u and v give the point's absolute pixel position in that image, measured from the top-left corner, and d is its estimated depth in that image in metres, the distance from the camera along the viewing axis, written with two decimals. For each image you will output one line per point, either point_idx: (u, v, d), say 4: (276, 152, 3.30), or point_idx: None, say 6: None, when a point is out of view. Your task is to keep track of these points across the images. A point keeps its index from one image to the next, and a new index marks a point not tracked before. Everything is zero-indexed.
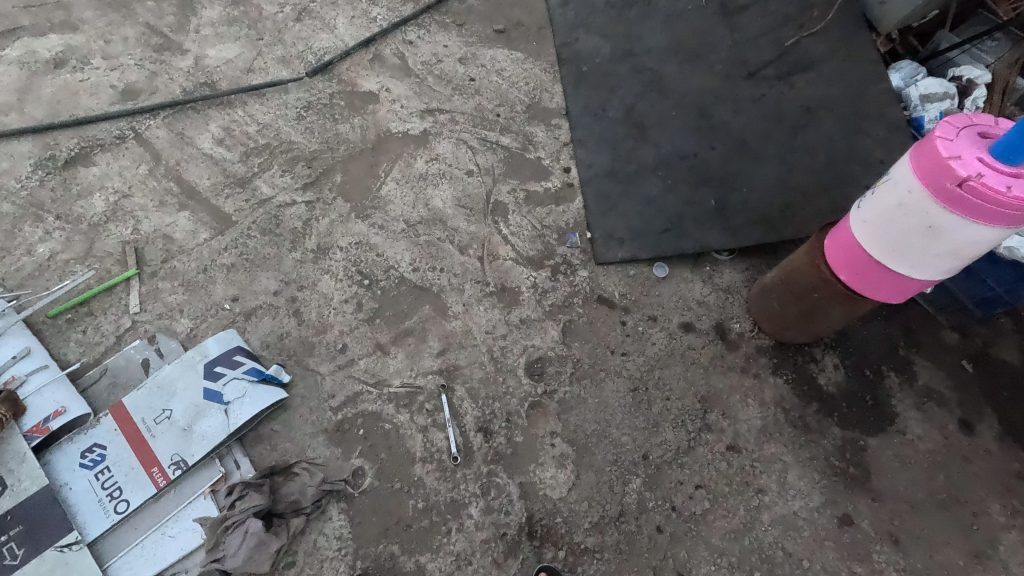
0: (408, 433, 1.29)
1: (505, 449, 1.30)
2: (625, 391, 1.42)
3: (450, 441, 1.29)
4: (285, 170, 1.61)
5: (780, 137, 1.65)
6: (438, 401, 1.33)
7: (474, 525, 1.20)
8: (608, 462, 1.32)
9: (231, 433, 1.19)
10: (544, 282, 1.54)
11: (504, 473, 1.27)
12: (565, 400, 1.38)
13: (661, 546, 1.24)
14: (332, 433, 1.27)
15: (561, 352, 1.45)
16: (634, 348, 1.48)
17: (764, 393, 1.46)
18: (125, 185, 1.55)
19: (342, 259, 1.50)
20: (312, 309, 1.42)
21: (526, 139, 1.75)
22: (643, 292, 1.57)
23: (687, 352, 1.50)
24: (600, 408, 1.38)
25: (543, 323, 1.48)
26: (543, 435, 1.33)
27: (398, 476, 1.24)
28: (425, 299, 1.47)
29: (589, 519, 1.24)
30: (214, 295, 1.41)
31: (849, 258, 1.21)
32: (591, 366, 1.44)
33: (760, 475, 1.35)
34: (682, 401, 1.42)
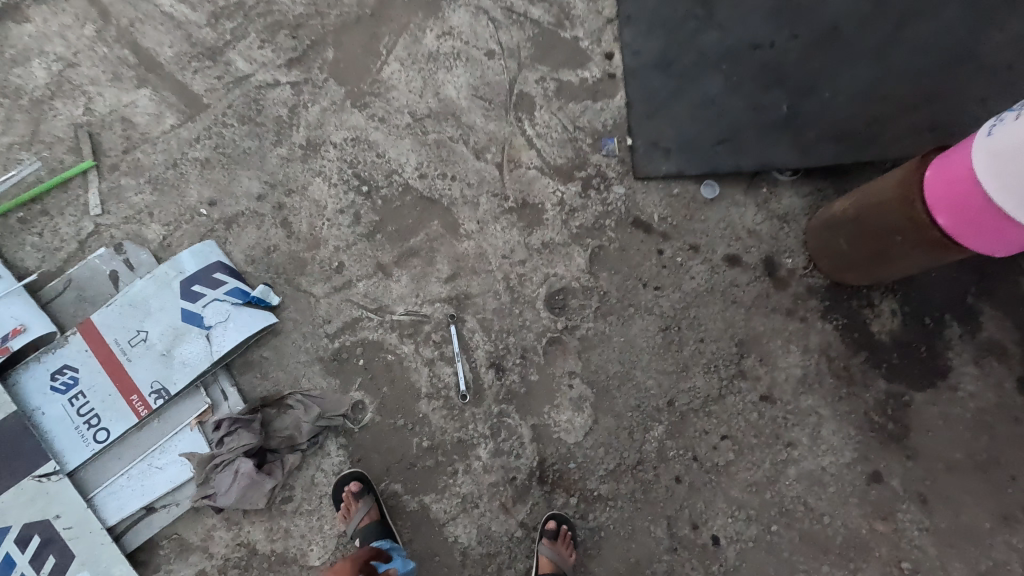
0: (412, 366, 1.17)
1: (518, 388, 1.18)
2: (654, 331, 1.26)
3: (460, 378, 1.16)
4: (264, 40, 1.30)
5: (885, 24, 1.30)
6: (446, 333, 1.19)
7: (482, 468, 1.13)
8: (629, 407, 1.21)
9: (216, 361, 1.07)
10: (572, 199, 1.32)
11: (516, 414, 1.17)
12: (588, 339, 1.24)
13: (677, 496, 1.17)
14: (328, 363, 1.15)
15: (586, 284, 1.27)
16: (669, 282, 1.30)
17: (809, 339, 1.31)
18: (69, 51, 1.26)
19: (336, 158, 1.27)
20: (302, 219, 1.23)
21: (563, 11, 1.39)
22: (687, 216, 1.35)
23: (729, 289, 1.32)
24: (625, 349, 1.24)
25: (569, 249, 1.28)
26: (560, 375, 1.20)
27: (401, 412, 1.14)
28: (434, 213, 1.26)
29: (604, 466, 1.16)
30: (187, 196, 1.21)
31: (955, 198, 0.95)
32: (619, 301, 1.27)
33: (792, 428, 1.25)
34: (717, 344, 1.27)
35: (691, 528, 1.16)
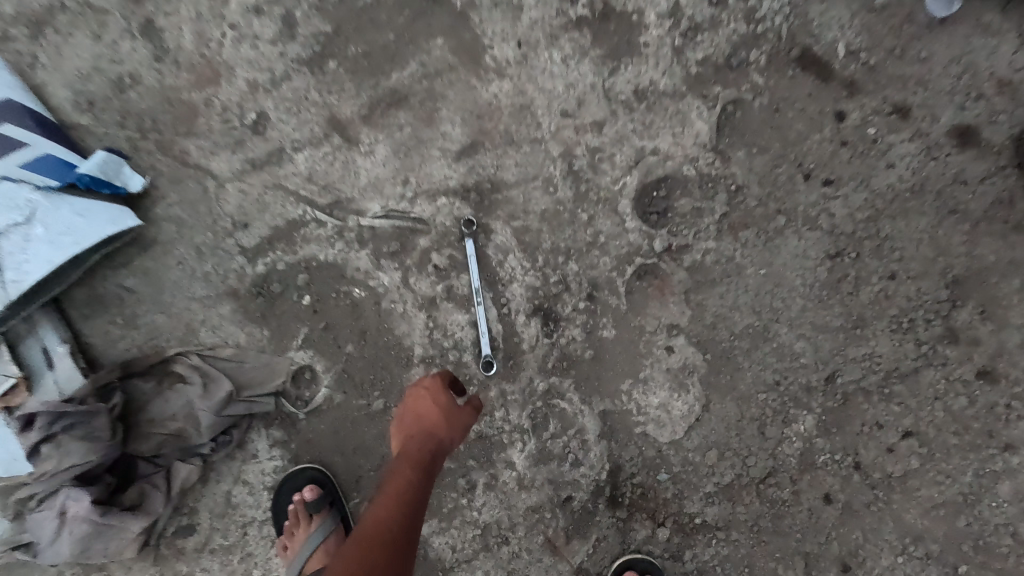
0: (398, 311, 0.66)
1: (580, 352, 0.69)
2: (813, 260, 0.73)
3: (483, 346, 0.66)
4: None
5: None
6: (458, 253, 0.67)
7: (516, 482, 0.67)
8: (763, 386, 0.72)
9: (14, 301, 0.57)
10: (695, 5, 0.70)
11: (574, 395, 0.69)
12: (703, 269, 0.71)
13: (823, 524, 0.73)
14: (247, 301, 0.64)
15: (705, 171, 0.71)
16: (849, 174, 0.74)
17: None
18: None
19: None
20: (179, 26, 0.63)
21: None
22: (897, 49, 0.73)
23: (954, 188, 0.74)
24: (762, 289, 0.72)
25: (681, 105, 0.70)
26: (652, 330, 0.70)
27: (380, 388, 0.66)
28: (434, 20, 0.66)
29: (713, 480, 0.71)
30: None
31: None
32: (759, 204, 0.72)
33: (1016, 422, 0.74)
34: (918, 286, 0.75)
35: (839, 572, 0.74)
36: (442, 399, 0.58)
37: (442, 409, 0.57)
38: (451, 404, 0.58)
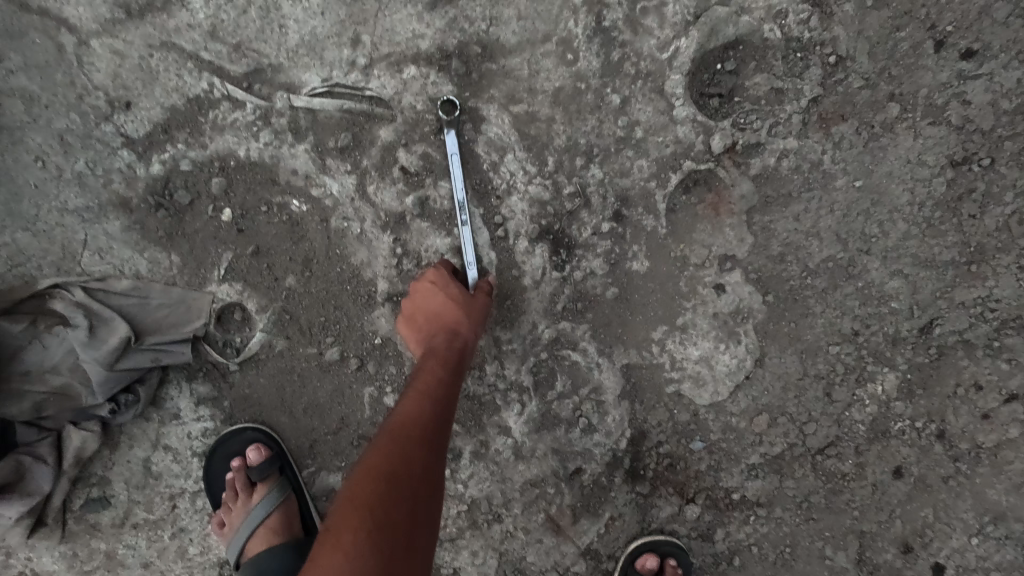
0: (353, 231, 0.48)
1: (600, 290, 0.52)
2: (929, 169, 0.53)
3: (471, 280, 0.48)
4: None
5: None
6: (434, 149, 0.48)
7: (512, 450, 0.53)
8: (836, 336, 0.55)
9: None
10: None
11: (590, 345, 0.53)
12: (775, 179, 0.51)
13: (889, 500, 0.60)
14: (142, 213, 0.47)
15: (791, 33, 0.49)
16: (1001, 41, 0.51)
17: None
18: None
19: None
20: None
21: None
22: None
23: None
24: (853, 208, 0.52)
25: None
26: (698, 261, 0.52)
27: (333, 333, 0.49)
28: None
29: (760, 450, 0.57)
30: None
31: None
32: (863, 86, 0.51)
33: None
34: None
35: (899, 554, 0.61)
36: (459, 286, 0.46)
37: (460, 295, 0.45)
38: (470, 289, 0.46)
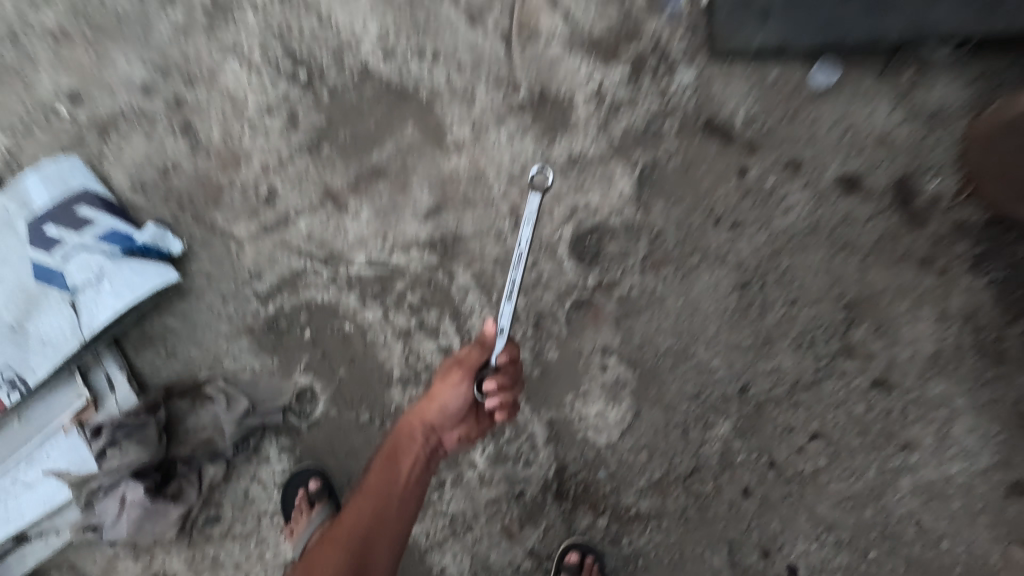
0: (380, 341, 0.82)
1: (531, 371, 0.85)
2: (725, 291, 0.88)
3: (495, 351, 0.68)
4: None
5: None
6: (427, 292, 0.83)
7: (478, 480, 0.82)
8: (685, 396, 0.86)
9: (88, 341, 0.74)
10: (615, 89, 0.87)
11: (525, 406, 0.84)
12: (630, 299, 0.86)
13: (744, 514, 0.86)
14: (261, 335, 0.81)
15: (630, 219, 0.87)
16: (752, 219, 0.89)
17: (949, 300, 0.91)
18: None
19: (256, 29, 0.83)
20: (211, 123, 0.83)
21: None
22: (782, 118, 0.90)
23: (839, 228, 0.90)
24: (681, 316, 0.87)
25: (608, 168, 0.87)
26: (589, 351, 0.85)
27: (366, 403, 0.82)
28: (406, 113, 0.84)
29: (645, 476, 0.85)
30: (40, 91, 0.81)
31: None
32: (676, 246, 0.88)
33: (910, 424, 0.89)
34: (816, 309, 0.89)
35: (760, 557, 0.86)
36: (460, 371, 0.68)
37: (439, 388, 0.69)
38: (471, 371, 0.68)
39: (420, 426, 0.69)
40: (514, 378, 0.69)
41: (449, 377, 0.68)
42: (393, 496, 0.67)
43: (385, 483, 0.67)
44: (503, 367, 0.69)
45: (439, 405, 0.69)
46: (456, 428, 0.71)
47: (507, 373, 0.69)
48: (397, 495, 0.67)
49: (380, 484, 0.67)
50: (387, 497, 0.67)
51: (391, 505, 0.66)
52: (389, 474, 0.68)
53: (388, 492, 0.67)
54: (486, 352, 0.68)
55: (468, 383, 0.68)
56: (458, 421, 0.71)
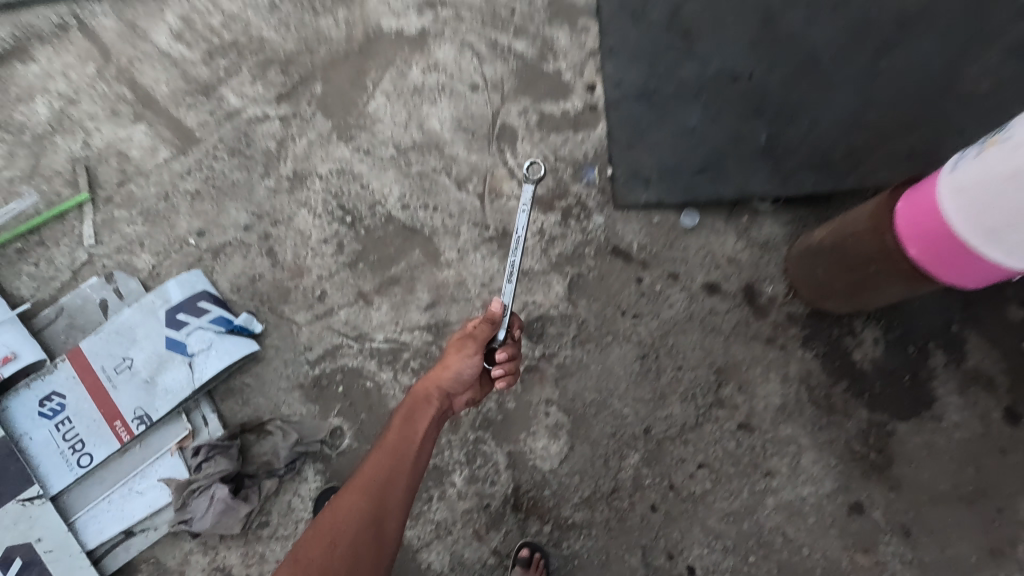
0: (390, 394, 1.18)
1: (495, 416, 1.20)
2: (631, 360, 1.27)
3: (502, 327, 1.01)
4: (256, 77, 1.36)
5: (863, 56, 1.29)
6: (424, 360, 1.21)
7: (457, 494, 1.17)
8: (605, 435, 1.22)
9: (197, 389, 1.10)
10: (552, 228, 1.34)
11: (492, 441, 1.19)
12: (565, 365, 1.25)
13: (653, 525, 1.19)
14: (309, 389, 1.17)
15: (564, 311, 1.29)
16: (648, 311, 1.31)
17: (788, 367, 1.31)
18: (70, 89, 1.32)
19: (321, 190, 1.30)
20: (287, 249, 1.26)
21: (545, 45, 1.43)
22: (666, 245, 1.36)
23: (708, 317, 1.32)
24: (601, 378, 1.25)
25: (548, 278, 1.31)
26: (537, 402, 1.22)
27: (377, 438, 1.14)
28: (415, 242, 1.28)
29: (579, 494, 1.18)
30: (178, 228, 1.25)
31: (924, 232, 0.99)
32: (597, 329, 1.28)
33: (770, 457, 1.25)
34: (696, 373, 1.28)
35: (665, 558, 1.18)
36: (475, 341, 0.99)
37: (456, 357, 0.98)
38: (482, 342, 0.98)
39: (438, 386, 0.99)
40: (515, 352, 1.02)
41: (466, 347, 0.98)
42: (407, 450, 0.92)
43: (402, 440, 0.93)
44: (507, 341, 1.02)
45: (455, 368, 0.98)
46: (465, 393, 1.03)
47: (510, 346, 1.01)
48: (411, 449, 0.92)
49: (399, 439, 0.93)
50: (402, 453, 0.91)
51: (406, 457, 0.91)
52: (407, 431, 0.94)
53: (404, 447, 0.92)
54: (495, 326, 1.00)
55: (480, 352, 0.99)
56: (467, 382, 1.00)
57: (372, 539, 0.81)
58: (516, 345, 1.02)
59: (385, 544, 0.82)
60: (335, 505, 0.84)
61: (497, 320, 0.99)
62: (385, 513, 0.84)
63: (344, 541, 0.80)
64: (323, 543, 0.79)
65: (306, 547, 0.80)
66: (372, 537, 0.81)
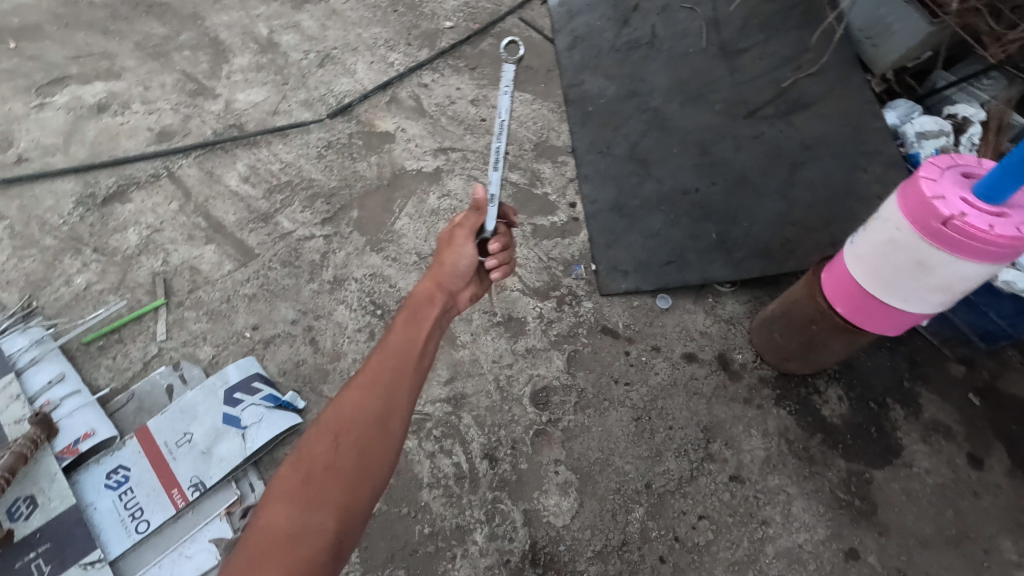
0: (416, 459, 1.39)
1: (510, 476, 1.38)
2: (625, 422, 1.45)
3: (489, 216, 1.09)
4: (306, 206, 1.70)
5: (780, 172, 1.67)
6: (445, 428, 1.43)
7: (479, 551, 1.30)
8: (611, 490, 1.37)
9: (246, 457, 1.28)
10: (549, 312, 1.60)
11: (508, 500, 1.35)
12: (570, 429, 1.44)
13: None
14: None
15: (565, 382, 1.50)
16: (637, 379, 1.51)
17: (767, 423, 1.47)
18: (157, 221, 1.65)
19: (356, 290, 1.56)
20: (327, 337, 1.48)
21: (534, 175, 1.84)
22: (647, 322, 1.60)
23: (690, 382, 1.51)
24: (602, 440, 1.43)
25: (549, 353, 1.53)
26: (548, 463, 1.40)
27: (405, 501, 1.35)
28: None
29: (591, 548, 1.31)
30: (236, 324, 1.49)
31: (845, 292, 1.24)
32: (593, 396, 1.48)
33: (763, 506, 1.37)
34: (685, 431, 1.45)
35: None
36: (465, 231, 1.10)
37: (451, 251, 1.09)
38: (472, 231, 1.09)
39: (440, 285, 1.09)
40: (507, 242, 1.12)
41: (458, 238, 1.09)
42: (410, 352, 0.98)
43: (405, 341, 1.00)
44: (497, 231, 1.11)
45: (452, 261, 1.09)
46: (466, 290, 1.15)
47: (501, 236, 1.11)
48: (413, 350, 0.99)
49: (401, 340, 1.00)
50: (404, 354, 0.98)
51: (408, 358, 0.97)
52: (409, 330, 1.02)
53: (407, 347, 0.99)
54: (482, 215, 1.10)
55: (471, 242, 1.10)
56: (465, 275, 1.11)
57: (375, 434, 0.87)
58: (507, 235, 1.12)
59: (390, 440, 0.88)
60: (341, 402, 0.90)
61: (483, 209, 1.09)
62: (388, 412, 0.90)
63: (348, 436, 0.87)
64: (329, 438, 0.86)
65: (315, 442, 0.86)
66: (376, 433, 0.88)
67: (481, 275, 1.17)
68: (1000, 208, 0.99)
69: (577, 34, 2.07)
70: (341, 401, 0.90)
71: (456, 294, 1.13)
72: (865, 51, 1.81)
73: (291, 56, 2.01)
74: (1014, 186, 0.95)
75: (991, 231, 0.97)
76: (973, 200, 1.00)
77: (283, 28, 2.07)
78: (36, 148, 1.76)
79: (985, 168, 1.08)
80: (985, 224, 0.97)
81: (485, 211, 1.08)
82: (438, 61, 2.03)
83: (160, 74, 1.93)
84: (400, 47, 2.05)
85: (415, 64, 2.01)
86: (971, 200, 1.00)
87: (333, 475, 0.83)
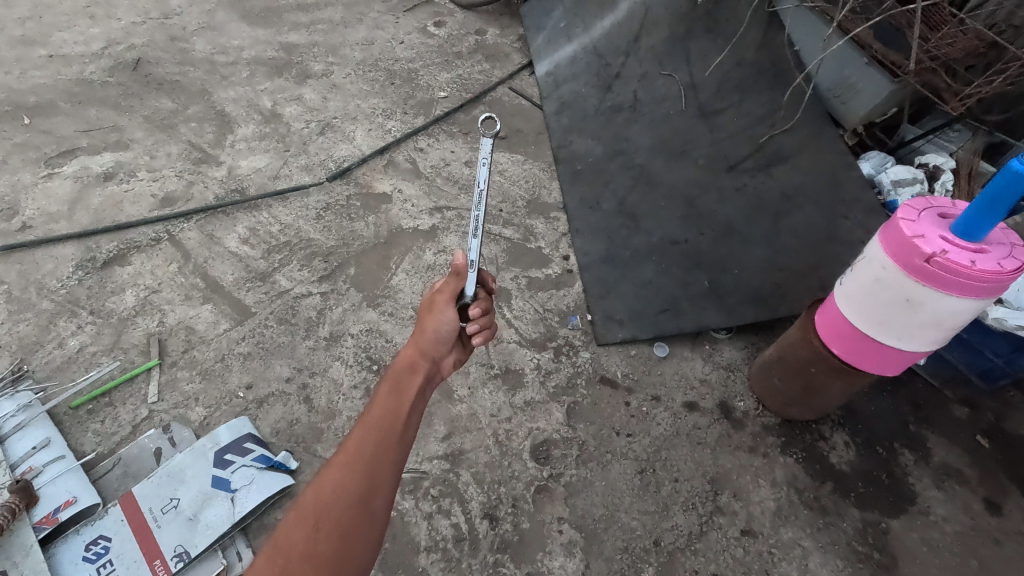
0: (413, 521, 1.33)
1: (511, 537, 1.32)
2: (629, 475, 1.41)
3: (468, 281, 1.12)
4: (304, 265, 1.73)
5: (765, 221, 1.72)
6: (443, 487, 1.38)
7: None
8: (618, 549, 1.31)
9: (235, 523, 1.23)
10: (547, 363, 1.59)
11: (511, 563, 1.28)
12: (572, 484, 1.39)
13: None
14: None
15: (566, 434, 1.46)
16: (638, 430, 1.48)
17: (775, 473, 1.42)
18: (155, 282, 1.66)
19: (352, 346, 1.55)
20: (321, 395, 1.46)
21: (527, 231, 1.88)
22: (645, 372, 1.58)
23: (693, 432, 1.48)
24: (606, 495, 1.38)
25: (548, 406, 1.51)
26: (550, 521, 1.34)
27: (402, 567, 1.28)
28: None
29: None
30: (229, 383, 1.47)
31: (839, 332, 1.25)
32: (593, 448, 1.44)
33: (779, 562, 1.31)
34: (691, 483, 1.40)
35: None
36: (445, 296, 1.09)
37: (432, 318, 1.07)
38: (452, 296, 1.09)
39: (422, 353, 1.05)
40: (487, 307, 1.11)
41: (439, 303, 1.08)
42: (394, 422, 0.90)
43: (388, 411, 0.92)
44: (477, 297, 1.13)
45: (434, 328, 1.06)
46: (450, 355, 1.11)
47: (481, 302, 1.12)
48: (397, 421, 0.91)
49: (384, 410, 0.92)
50: (388, 426, 0.90)
51: (393, 430, 0.90)
52: (393, 401, 0.94)
53: (390, 417, 0.91)
54: (462, 280, 1.11)
55: (452, 306, 1.08)
56: (447, 341, 1.08)
57: (357, 518, 0.80)
58: (487, 301, 1.13)
59: (374, 520, 0.81)
60: (320, 482, 0.82)
61: (464, 274, 1.10)
62: (372, 491, 0.82)
63: (328, 522, 0.79)
64: (307, 523, 0.78)
65: (292, 529, 0.78)
66: (358, 517, 0.80)
67: (463, 339, 1.14)
68: (978, 244, 1.02)
69: (564, 101, 2.21)
70: (318, 482, 0.82)
71: (439, 360, 1.09)
72: (834, 108, 1.92)
73: (293, 125, 2.12)
74: (990, 223, 0.99)
75: (973, 267, 0.99)
76: (952, 238, 1.03)
77: (286, 100, 2.19)
78: (40, 215, 1.80)
79: (959, 208, 1.12)
80: (967, 260, 1.00)
81: (465, 276, 1.10)
82: (433, 127, 2.14)
83: (166, 144, 2.02)
84: (397, 116, 2.17)
85: (411, 130, 2.11)
86: (950, 237, 1.03)
87: (312, 567, 0.75)
